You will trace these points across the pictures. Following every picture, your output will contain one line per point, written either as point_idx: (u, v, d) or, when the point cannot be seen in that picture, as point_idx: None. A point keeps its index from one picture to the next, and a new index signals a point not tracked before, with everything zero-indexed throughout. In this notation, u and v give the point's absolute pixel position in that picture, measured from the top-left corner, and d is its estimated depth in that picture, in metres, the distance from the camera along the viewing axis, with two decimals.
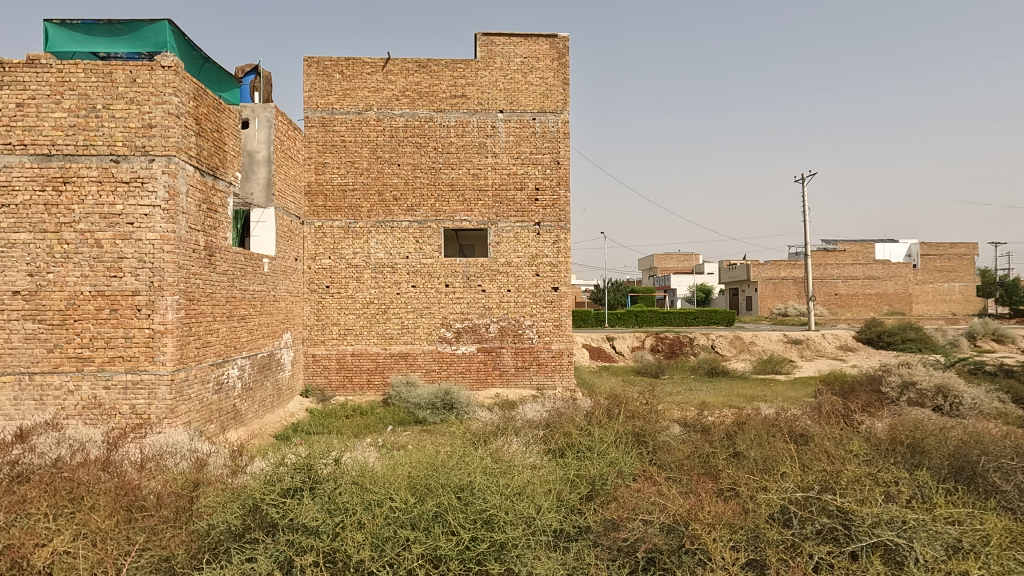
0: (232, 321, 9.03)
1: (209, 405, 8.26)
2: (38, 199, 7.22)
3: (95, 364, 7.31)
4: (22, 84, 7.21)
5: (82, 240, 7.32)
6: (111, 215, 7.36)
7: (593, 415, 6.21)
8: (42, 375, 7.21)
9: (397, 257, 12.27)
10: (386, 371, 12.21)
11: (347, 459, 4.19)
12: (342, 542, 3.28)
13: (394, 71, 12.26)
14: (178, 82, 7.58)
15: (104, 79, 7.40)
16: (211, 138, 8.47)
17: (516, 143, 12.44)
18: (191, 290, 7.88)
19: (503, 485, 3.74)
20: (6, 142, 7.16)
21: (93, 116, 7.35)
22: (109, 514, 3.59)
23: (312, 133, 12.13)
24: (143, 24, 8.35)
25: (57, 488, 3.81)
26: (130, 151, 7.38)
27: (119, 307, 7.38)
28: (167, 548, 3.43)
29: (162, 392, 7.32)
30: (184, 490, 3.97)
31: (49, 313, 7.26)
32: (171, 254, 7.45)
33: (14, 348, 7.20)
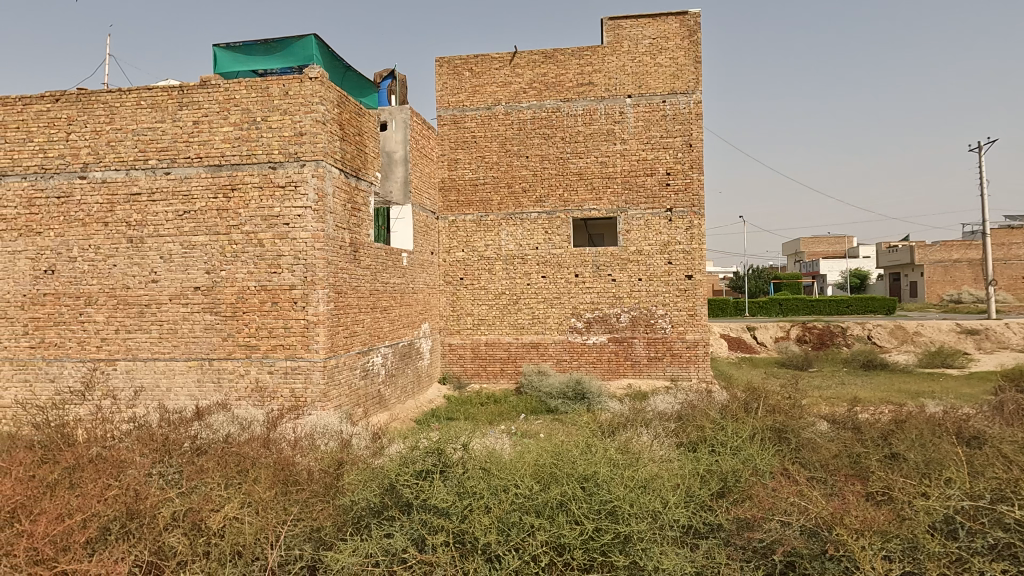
0: (375, 313, 9.66)
1: (357, 390, 8.92)
2: (212, 205, 8.24)
3: (261, 351, 8.15)
4: (197, 103, 8.28)
5: (247, 241, 8.18)
6: (271, 216, 8.14)
7: (729, 409, 5.90)
8: (219, 360, 8.21)
9: (527, 249, 12.44)
10: (518, 360, 12.46)
11: (478, 445, 4.29)
12: (469, 525, 3.41)
13: (521, 64, 12.44)
14: (324, 91, 8.15)
15: (262, 93, 8.17)
16: (354, 141, 9.07)
17: (645, 128, 12.11)
18: (340, 284, 8.52)
19: (628, 478, 3.68)
20: (187, 155, 8.28)
21: (254, 128, 8.17)
22: (268, 486, 3.90)
23: (445, 131, 12.63)
24: (293, 40, 9.14)
25: (227, 461, 4.25)
26: (285, 157, 8.09)
27: (279, 300, 8.14)
28: (317, 519, 3.70)
29: (315, 377, 7.98)
30: (330, 467, 4.29)
31: (222, 306, 8.24)
32: (321, 251, 8.07)
33: (197, 336, 8.27)
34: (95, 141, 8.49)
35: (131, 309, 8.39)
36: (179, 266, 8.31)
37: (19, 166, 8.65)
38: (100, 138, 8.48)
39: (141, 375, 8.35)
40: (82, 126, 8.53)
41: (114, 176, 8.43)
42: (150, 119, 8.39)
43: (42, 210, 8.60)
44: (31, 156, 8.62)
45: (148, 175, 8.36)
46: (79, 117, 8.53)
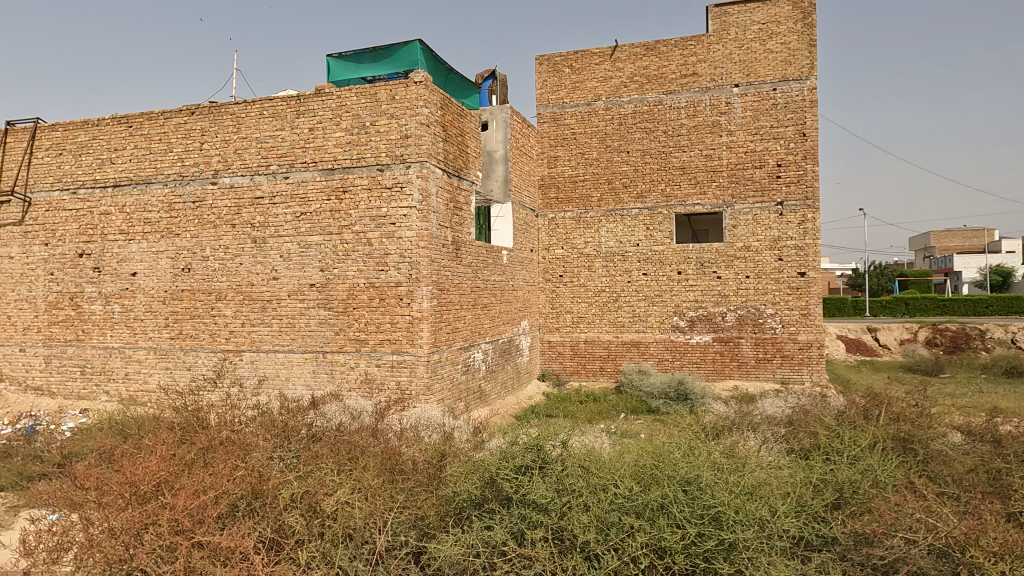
0: (477, 309, 9.89)
1: (459, 385, 9.17)
2: (326, 207, 8.74)
3: (369, 345, 8.55)
4: (312, 111, 8.81)
5: (357, 240, 8.61)
6: (379, 217, 8.52)
7: (846, 416, 5.52)
8: (331, 353, 8.70)
9: (627, 246, 12.25)
10: (618, 359, 12.31)
11: (577, 442, 4.27)
12: (568, 522, 3.41)
13: (622, 58, 12.26)
14: (428, 94, 8.41)
15: (370, 99, 8.56)
16: (456, 142, 9.30)
17: (754, 118, 11.56)
18: (443, 281, 8.78)
19: (733, 483, 3.54)
20: (304, 160, 8.84)
21: (363, 132, 8.58)
22: (377, 473, 4.08)
23: (545, 128, 12.68)
24: (400, 46, 9.51)
25: (340, 448, 4.49)
26: (392, 160, 8.44)
27: (386, 297, 8.50)
28: (422, 508, 3.84)
29: (420, 371, 8.28)
30: (433, 459, 4.43)
31: (335, 302, 8.72)
32: (425, 249, 8.35)
33: (312, 329, 8.81)
34: (224, 149, 9.26)
35: (255, 304, 9.09)
36: (296, 264, 8.90)
37: (161, 174, 9.60)
38: (229, 146, 9.24)
39: (263, 366, 9.03)
40: (213, 136, 9.33)
41: (240, 181, 9.16)
42: (272, 128, 9.02)
43: (180, 214, 9.51)
44: (171, 165, 9.55)
45: (270, 180, 9.01)
46: (211, 128, 9.32)
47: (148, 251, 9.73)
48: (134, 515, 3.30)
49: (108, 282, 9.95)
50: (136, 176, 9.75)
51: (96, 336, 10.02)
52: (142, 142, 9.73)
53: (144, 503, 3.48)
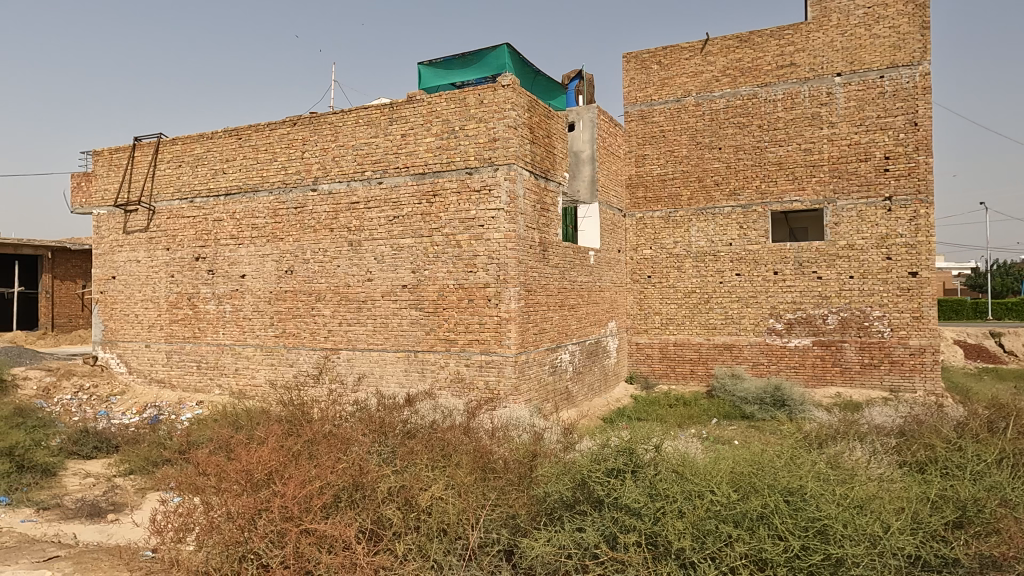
0: (564, 310, 9.88)
1: (546, 385, 9.19)
2: (417, 210, 9.01)
3: (459, 344, 8.74)
4: (405, 118, 9.12)
5: (447, 242, 8.82)
6: (467, 219, 8.68)
7: (968, 427, 5.08)
8: (423, 352, 8.96)
9: (719, 245, 11.86)
10: (710, 362, 11.94)
11: (671, 446, 4.17)
12: (662, 528, 3.34)
13: (713, 52, 11.89)
14: (515, 97, 8.49)
15: (460, 104, 8.75)
16: (543, 144, 9.34)
17: (858, 108, 10.89)
18: (530, 282, 8.83)
19: (840, 496, 3.35)
20: (396, 166, 9.15)
21: (453, 137, 8.78)
22: (469, 471, 4.16)
23: (632, 127, 12.50)
24: (488, 51, 9.66)
25: (434, 445, 4.60)
26: (480, 163, 8.59)
27: (475, 297, 8.65)
28: (514, 506, 3.89)
29: (508, 371, 8.37)
30: (524, 458, 4.46)
31: (426, 303, 8.97)
32: (513, 250, 8.43)
33: (404, 329, 9.11)
34: (323, 157, 9.75)
35: (351, 304, 9.51)
36: (389, 266, 9.23)
37: (267, 182, 10.23)
38: (327, 154, 9.71)
39: (359, 363, 9.43)
40: (313, 145, 9.84)
41: (338, 187, 9.61)
42: (367, 135, 9.41)
43: (283, 219, 10.09)
44: (275, 173, 10.16)
45: (365, 185, 9.40)
46: (311, 137, 9.84)
47: (255, 255, 10.39)
48: (249, 501, 3.55)
49: (220, 283, 10.72)
50: (245, 184, 10.45)
51: (210, 333, 10.82)
52: (250, 152, 10.41)
53: (258, 490, 3.73)
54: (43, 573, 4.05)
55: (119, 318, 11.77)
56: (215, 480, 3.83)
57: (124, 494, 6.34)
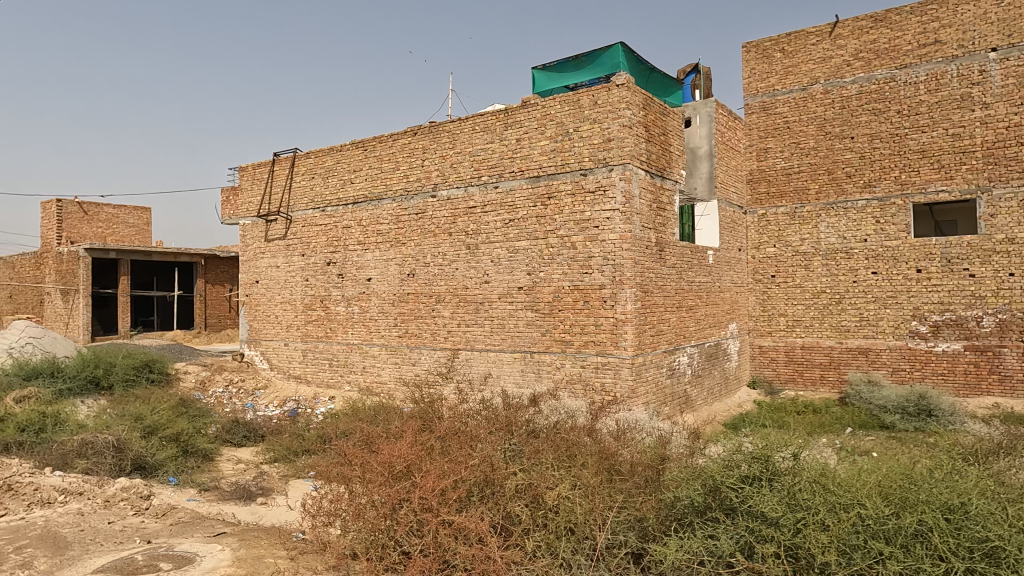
0: (681, 312, 9.63)
1: (664, 388, 9.00)
2: (532, 213, 9.14)
3: (574, 346, 8.75)
4: (520, 123, 9.28)
5: (562, 244, 8.87)
6: (582, 220, 8.68)
7: None
8: (539, 353, 9.06)
9: (852, 242, 11.05)
10: (842, 367, 11.16)
11: (809, 454, 3.96)
12: (804, 540, 3.18)
13: (844, 35, 11.12)
14: (630, 96, 8.38)
15: (574, 106, 8.77)
16: (659, 142, 9.16)
17: (1018, 86, 9.76)
18: (647, 283, 8.67)
19: (1013, 517, 3.05)
20: (512, 170, 9.34)
21: (567, 139, 8.82)
22: (595, 472, 4.17)
23: (753, 120, 11.97)
24: (602, 51, 9.61)
25: (560, 445, 4.64)
26: (595, 164, 8.56)
27: (590, 299, 8.62)
28: (641, 510, 3.85)
29: (624, 373, 8.27)
30: (652, 462, 4.40)
31: (542, 304, 9.07)
32: (629, 251, 8.32)
33: (521, 330, 9.26)
34: (442, 164, 10.13)
35: (469, 305, 9.81)
36: (506, 268, 9.42)
37: (390, 190, 10.79)
38: (446, 161, 10.08)
39: (477, 363, 9.71)
40: (433, 153, 10.26)
41: (456, 193, 9.95)
42: (484, 141, 9.67)
43: (406, 225, 10.59)
44: (398, 181, 10.69)
45: (481, 190, 9.67)
46: (431, 145, 10.26)
47: (380, 259, 10.99)
48: (390, 491, 3.78)
49: (349, 286, 11.43)
50: (370, 193, 11.08)
51: (340, 333, 11.56)
52: (375, 162, 11.03)
53: (398, 481, 3.95)
54: (214, 547, 4.50)
55: (262, 318, 12.87)
56: (358, 470, 4.10)
57: (271, 480, 6.94)
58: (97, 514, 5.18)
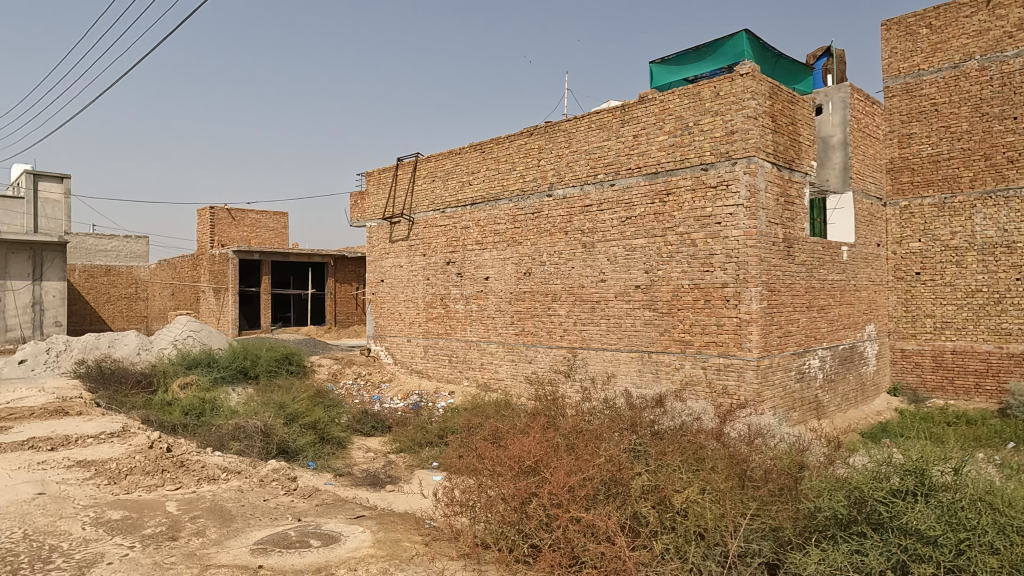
0: (812, 312, 9.06)
1: (792, 393, 8.51)
2: (650, 210, 8.97)
3: (695, 346, 8.48)
4: (637, 118, 9.14)
5: (682, 242, 8.63)
6: (703, 217, 8.40)
7: None
8: (657, 353, 8.88)
9: (1015, 234, 9.84)
10: (1002, 375, 9.99)
11: (970, 469, 3.62)
12: (969, 563, 2.95)
13: (1004, 3, 9.96)
14: (756, 85, 7.98)
15: (694, 99, 8.51)
16: (787, 132, 8.66)
17: None
18: (773, 282, 8.23)
19: None
20: (629, 167, 9.22)
21: (687, 133, 8.56)
22: (725, 477, 4.03)
23: (894, 103, 11.02)
24: (724, 40, 9.24)
25: (686, 447, 4.52)
26: (717, 158, 8.25)
27: (712, 298, 8.32)
28: (776, 519, 3.69)
29: (749, 376, 7.91)
30: (788, 470, 4.19)
31: (660, 303, 8.88)
32: (754, 248, 7.92)
33: (638, 330, 9.13)
34: (558, 164, 10.19)
35: (585, 304, 9.80)
36: (623, 266, 9.32)
37: (507, 191, 11.00)
38: (562, 160, 10.13)
39: (593, 362, 9.69)
40: (548, 153, 10.34)
41: (572, 192, 9.97)
42: (600, 139, 9.62)
43: (522, 224, 10.76)
44: (514, 182, 10.88)
45: (598, 188, 9.63)
46: (547, 145, 10.35)
47: (498, 258, 11.24)
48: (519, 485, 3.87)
49: (468, 285, 11.79)
50: (488, 194, 11.36)
51: (459, 330, 11.95)
52: (493, 164, 11.30)
53: (527, 475, 4.05)
54: (356, 528, 4.83)
55: (387, 315, 13.58)
56: (488, 463, 4.24)
57: (398, 469, 7.33)
58: (253, 491, 5.72)
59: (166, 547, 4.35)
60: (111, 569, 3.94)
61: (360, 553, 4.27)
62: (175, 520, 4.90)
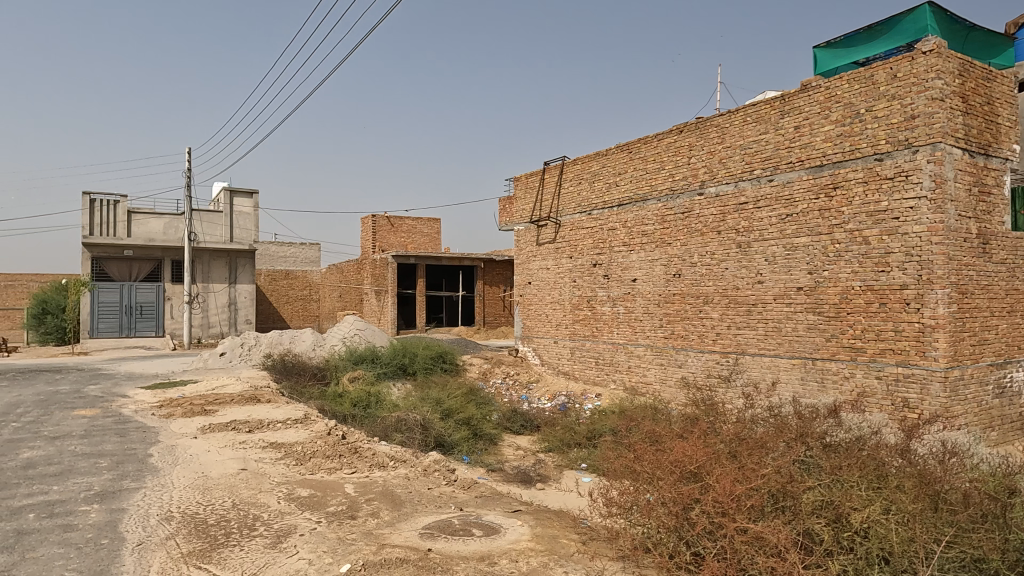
0: (1015, 318, 7.90)
1: (989, 410, 7.48)
2: (814, 206, 8.34)
3: (867, 354, 7.73)
4: (799, 108, 8.54)
5: (852, 239, 7.93)
6: (877, 212, 7.65)
7: None
8: (823, 361, 8.23)
9: None
10: None
11: None
12: None
13: None
14: (943, 63, 7.09)
15: (866, 83, 7.78)
16: (982, 113, 7.62)
17: None
18: (965, 283, 7.28)
19: None
20: (789, 161, 8.65)
21: (858, 121, 7.85)
22: (914, 498, 3.64)
23: None
24: (903, 17, 8.35)
25: (864, 463, 4.13)
26: (894, 146, 7.48)
27: (888, 301, 7.54)
28: (981, 548, 3.29)
29: (935, 389, 7.05)
30: (993, 497, 3.70)
31: (827, 306, 8.21)
32: (940, 245, 7.06)
33: (800, 335, 8.52)
34: (710, 160, 9.81)
35: (741, 307, 9.32)
36: (783, 267, 8.74)
37: (656, 191, 10.77)
38: (715, 157, 9.73)
39: (750, 369, 9.18)
40: (700, 150, 9.98)
41: (725, 190, 9.53)
42: (756, 133, 9.12)
43: (671, 224, 10.48)
44: (663, 181, 10.64)
45: (754, 184, 9.12)
46: (697, 142, 10.00)
47: (646, 260, 11.04)
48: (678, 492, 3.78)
49: (615, 287, 11.70)
50: (636, 195, 11.20)
51: (606, 332, 11.89)
52: (640, 163, 11.12)
53: (688, 482, 3.95)
54: (514, 521, 4.99)
55: (534, 317, 13.84)
56: (646, 466, 4.19)
57: (548, 468, 7.45)
58: (418, 479, 6.11)
59: (347, 525, 4.78)
60: (302, 541, 4.41)
61: (520, 545, 4.40)
62: (353, 500, 5.37)
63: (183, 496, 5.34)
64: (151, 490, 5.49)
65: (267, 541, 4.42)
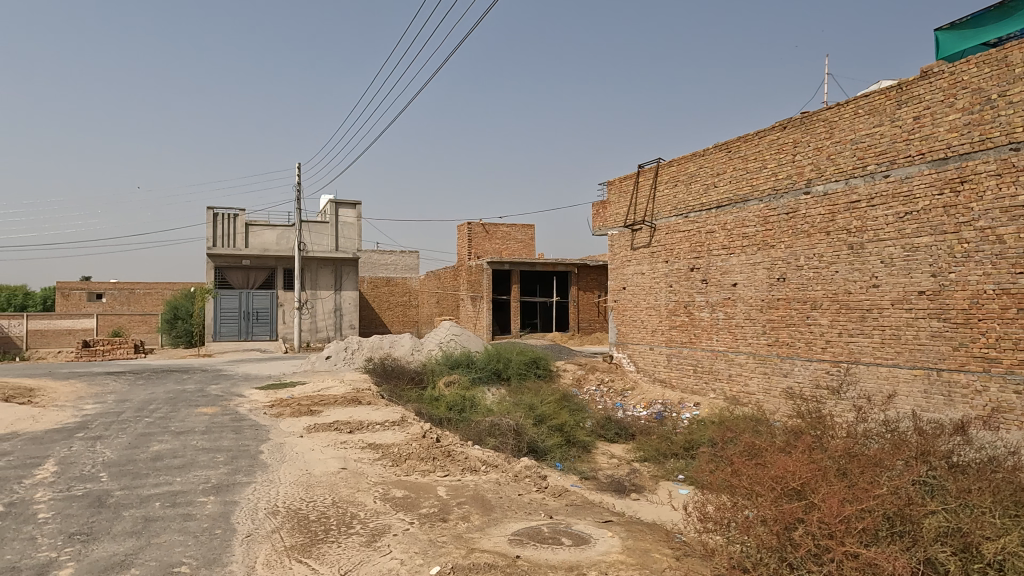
0: None
1: None
2: (937, 203, 7.64)
3: (1003, 365, 6.97)
4: (918, 97, 7.88)
5: (982, 238, 7.20)
6: (1013, 207, 6.90)
7: None
8: (949, 372, 7.49)
9: None
10: None
11: None
12: None
13: None
14: None
15: (998, 66, 7.06)
16: None
17: None
18: None
19: None
20: (908, 154, 7.99)
21: (988, 108, 7.12)
22: None
23: None
24: None
25: (999, 487, 3.74)
26: None
27: None
28: None
29: None
30: None
31: (953, 312, 7.48)
32: None
33: (923, 343, 7.81)
34: (817, 157, 9.24)
35: (854, 313, 8.70)
36: (901, 269, 8.08)
37: (757, 191, 10.29)
38: (822, 153, 9.16)
39: (864, 380, 8.54)
40: (805, 146, 9.43)
41: (834, 188, 8.95)
42: (869, 126, 8.50)
43: (775, 226, 9.96)
44: (765, 181, 10.14)
45: (868, 181, 8.50)
46: (803, 138, 9.46)
47: (747, 263, 10.55)
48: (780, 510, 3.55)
49: (713, 292, 11.27)
50: (735, 196, 10.75)
51: (705, 339, 11.47)
52: (740, 163, 10.66)
53: (791, 499, 3.70)
54: (606, 532, 4.88)
55: (629, 323, 13.57)
56: (744, 480, 3.97)
57: (643, 478, 7.26)
58: (509, 485, 6.13)
59: (439, 527, 4.87)
60: (396, 540, 4.54)
61: (611, 557, 4.30)
62: (445, 503, 5.47)
63: (288, 492, 5.65)
64: (261, 484, 5.85)
65: (363, 540, 4.58)
